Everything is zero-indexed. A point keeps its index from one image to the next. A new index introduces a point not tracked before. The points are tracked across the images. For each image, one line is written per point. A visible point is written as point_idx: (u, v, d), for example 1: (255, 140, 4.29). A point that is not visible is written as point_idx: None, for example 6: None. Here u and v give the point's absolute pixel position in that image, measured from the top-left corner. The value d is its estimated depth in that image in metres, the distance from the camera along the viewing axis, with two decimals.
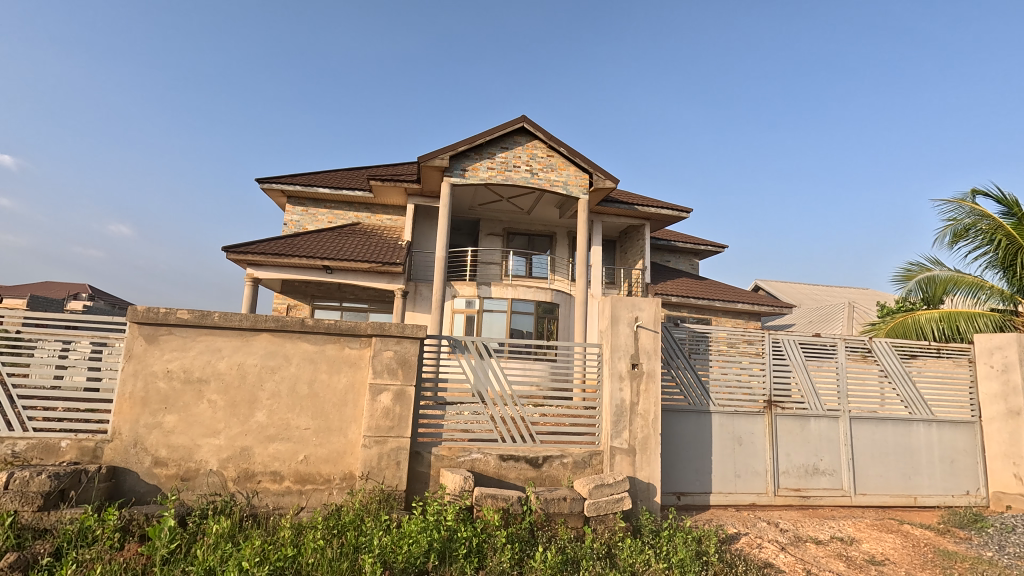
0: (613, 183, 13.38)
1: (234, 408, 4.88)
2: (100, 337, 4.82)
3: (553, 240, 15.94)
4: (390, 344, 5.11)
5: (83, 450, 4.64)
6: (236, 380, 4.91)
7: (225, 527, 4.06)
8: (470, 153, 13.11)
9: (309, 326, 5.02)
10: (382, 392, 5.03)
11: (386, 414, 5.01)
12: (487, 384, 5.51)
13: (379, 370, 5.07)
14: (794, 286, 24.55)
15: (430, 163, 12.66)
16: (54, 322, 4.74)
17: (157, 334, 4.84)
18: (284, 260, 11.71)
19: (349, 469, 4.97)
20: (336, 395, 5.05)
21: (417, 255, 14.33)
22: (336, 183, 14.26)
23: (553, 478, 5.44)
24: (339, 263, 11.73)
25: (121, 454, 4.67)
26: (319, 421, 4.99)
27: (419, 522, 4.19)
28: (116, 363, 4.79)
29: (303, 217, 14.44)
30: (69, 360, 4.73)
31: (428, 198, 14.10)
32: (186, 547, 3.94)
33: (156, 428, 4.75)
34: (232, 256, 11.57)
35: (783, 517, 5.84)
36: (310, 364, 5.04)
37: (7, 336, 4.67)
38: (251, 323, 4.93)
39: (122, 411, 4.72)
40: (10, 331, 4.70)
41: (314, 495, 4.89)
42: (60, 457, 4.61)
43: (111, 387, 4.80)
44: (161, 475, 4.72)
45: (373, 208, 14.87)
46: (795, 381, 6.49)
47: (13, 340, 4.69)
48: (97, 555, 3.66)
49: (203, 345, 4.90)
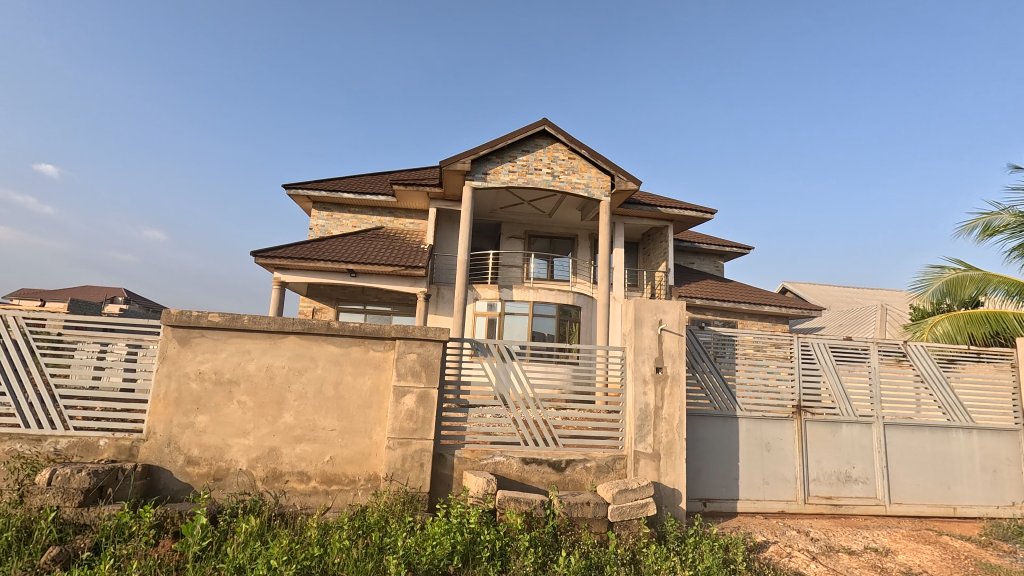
0: (635, 184, 13.27)
1: (262, 409, 4.99)
2: (136, 339, 4.99)
3: (574, 243, 15.89)
4: (414, 346, 5.16)
5: (120, 448, 4.81)
6: (265, 381, 5.02)
7: (254, 526, 4.14)
8: (491, 157, 13.18)
9: (334, 328, 5.10)
10: (406, 394, 5.09)
11: (410, 416, 5.05)
12: (509, 388, 5.52)
13: (403, 373, 5.12)
14: (825, 289, 23.87)
15: (452, 167, 12.75)
16: (92, 324, 4.93)
17: (190, 336, 4.99)
18: (309, 264, 11.94)
19: (374, 470, 5.03)
20: (361, 397, 5.12)
21: (439, 258, 14.47)
22: (360, 188, 14.49)
23: (576, 482, 5.40)
24: (363, 267, 11.89)
25: (155, 452, 4.82)
26: (344, 423, 5.06)
27: (443, 524, 4.21)
28: (151, 364, 4.96)
29: (328, 222, 14.71)
30: (107, 361, 4.91)
31: (449, 202, 14.23)
32: (217, 544, 4.04)
33: (188, 428, 4.89)
34: (260, 261, 11.86)
35: (813, 526, 5.67)
36: (336, 366, 5.12)
37: (50, 338, 4.87)
38: (279, 326, 5.04)
39: (157, 411, 4.87)
40: (53, 333, 4.89)
41: (340, 496, 4.96)
42: (98, 455, 4.78)
43: (146, 388, 4.95)
44: (193, 474, 4.85)
45: (396, 212, 15.06)
46: (826, 385, 6.32)
47: (55, 341, 4.89)
48: (134, 550, 3.79)
49: (234, 347, 5.03)
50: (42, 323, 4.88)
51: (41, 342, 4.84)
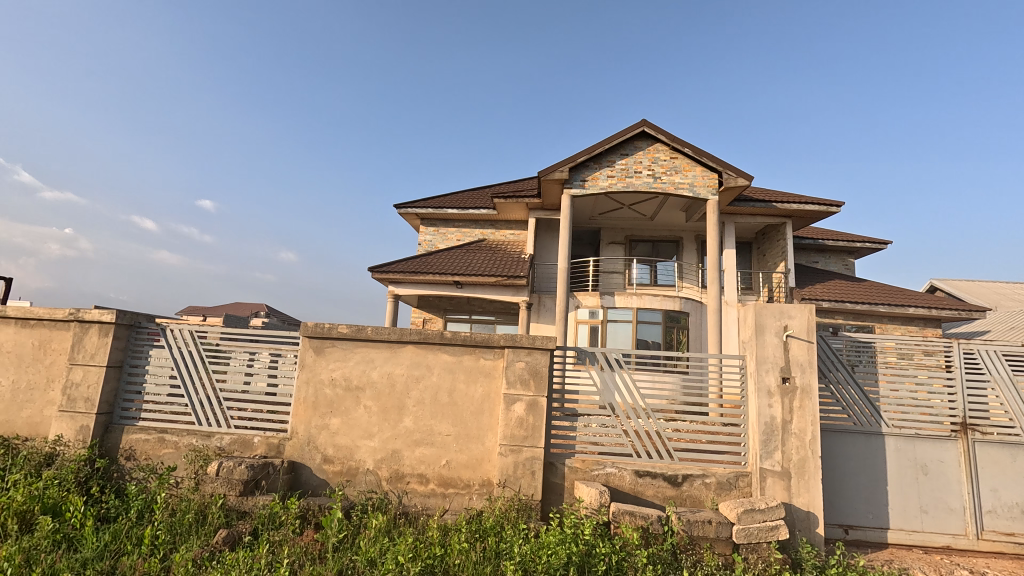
0: (746, 180, 12.39)
1: (386, 414, 5.37)
2: (276, 349, 5.66)
3: (679, 246, 15.22)
4: (522, 355, 5.25)
5: (271, 445, 5.42)
6: (387, 388, 5.41)
7: (382, 523, 4.46)
8: (589, 163, 13.09)
9: (447, 338, 5.36)
10: (516, 402, 5.18)
11: (520, 424, 5.13)
12: (613, 398, 5.40)
13: (513, 381, 5.22)
14: (987, 286, 20.37)
15: (550, 177, 12.86)
16: (244, 336, 5.65)
17: (323, 346, 5.53)
18: (420, 277, 12.69)
19: (487, 476, 5.17)
20: (473, 404, 5.30)
21: (540, 267, 14.63)
22: (463, 204, 15.15)
23: (695, 498, 5.11)
24: (468, 278, 12.37)
25: (298, 450, 5.38)
26: (459, 429, 5.28)
27: (557, 533, 4.20)
28: (290, 371, 5.59)
29: (435, 237, 15.56)
30: (255, 368, 5.61)
31: (548, 211, 14.35)
32: (351, 537, 4.41)
33: (324, 429, 5.40)
34: (377, 276, 12.85)
35: (991, 566, 4.80)
36: (450, 374, 5.37)
37: (211, 348, 5.65)
38: (398, 336, 5.41)
39: (299, 413, 5.44)
40: (213, 343, 5.67)
41: (456, 499, 5.17)
42: (253, 451, 5.42)
43: (286, 392, 5.56)
44: (329, 472, 5.34)
45: (497, 225, 15.51)
46: (999, 400, 5.36)
47: (215, 351, 5.66)
48: (284, 537, 4.25)
49: (360, 356, 5.48)
50: (204, 335, 5.66)
51: (205, 352, 5.62)
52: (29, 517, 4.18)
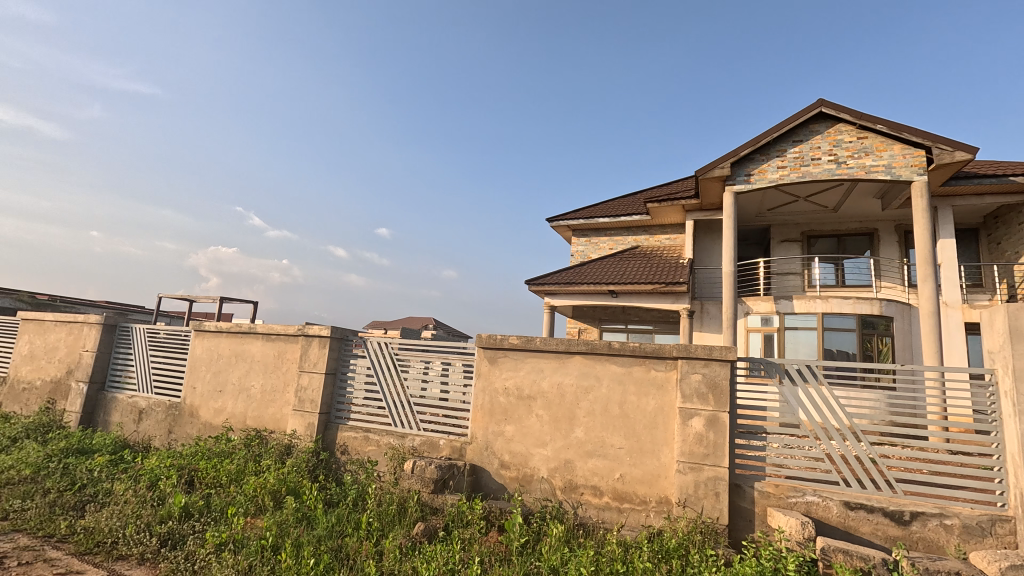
0: (967, 153, 10.13)
1: (557, 423, 5.43)
2: (447, 358, 6.12)
3: (873, 239, 13.02)
4: (698, 366, 4.92)
5: (454, 448, 5.80)
6: (558, 398, 5.48)
7: (562, 532, 4.50)
8: (755, 156, 11.94)
9: (616, 348, 5.27)
10: (693, 417, 4.86)
11: (700, 440, 4.79)
12: (797, 414, 4.79)
13: (689, 394, 4.91)
14: None
15: (710, 175, 12.01)
16: (422, 346, 6.19)
17: (496, 356, 5.81)
18: (575, 287, 12.77)
19: (665, 494, 4.92)
20: (647, 417, 5.11)
21: (701, 272, 13.70)
22: (615, 212, 14.93)
23: (929, 542, 4.22)
24: (624, 286, 12.08)
25: (478, 454, 5.68)
26: (632, 442, 5.12)
27: (754, 565, 3.81)
28: (460, 379, 6.01)
29: (587, 247, 15.58)
30: (430, 375, 6.12)
31: (708, 212, 13.41)
32: (533, 543, 4.53)
33: (500, 435, 5.64)
34: (533, 288, 13.28)
35: None
36: (620, 385, 5.25)
37: (392, 358, 6.28)
38: (566, 347, 5.47)
39: (477, 420, 5.76)
40: (393, 353, 6.29)
41: (633, 515, 5.00)
42: (440, 452, 5.82)
43: (456, 399, 6.00)
44: (506, 477, 5.54)
45: (651, 230, 14.96)
46: None
47: (395, 360, 6.28)
48: (473, 535, 4.54)
49: (530, 366, 5.65)
50: (387, 346, 6.32)
51: (389, 361, 6.28)
52: (279, 496, 5.16)
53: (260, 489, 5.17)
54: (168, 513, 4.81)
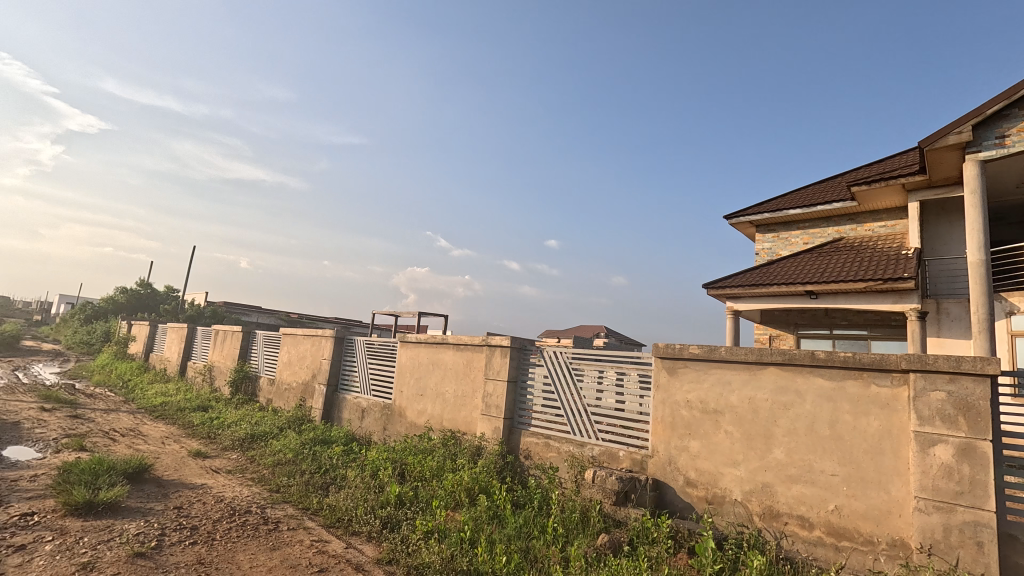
0: None
1: (751, 442, 4.82)
2: (620, 368, 5.86)
3: None
4: (939, 383, 3.98)
5: (635, 461, 5.49)
6: (750, 414, 4.87)
7: (763, 565, 4.00)
8: (1011, 111, 9.30)
9: (821, 359, 4.56)
10: (936, 444, 3.93)
11: (949, 474, 3.85)
12: None
13: (928, 416, 4.00)
14: None
15: (941, 143, 9.70)
16: (596, 356, 6.12)
17: (676, 367, 5.40)
18: (763, 289, 11.41)
19: (900, 535, 4.05)
20: (868, 440, 4.29)
21: (934, 265, 11.15)
22: (809, 201, 13.02)
23: None
24: (826, 285, 10.38)
25: (660, 469, 5.29)
26: (849, 469, 4.35)
27: None
28: (635, 389, 5.69)
29: (775, 243, 13.91)
30: (604, 385, 5.94)
31: (941, 189, 10.84)
32: (729, 572, 4.14)
33: (684, 451, 5.18)
34: (713, 293, 12.29)
35: None
36: (829, 402, 4.51)
37: (566, 366, 6.31)
38: (757, 357, 4.87)
39: (658, 432, 5.38)
40: (567, 362, 6.33)
41: (855, 556, 4.21)
42: (620, 464, 5.58)
43: (633, 409, 5.69)
44: (693, 495, 5.06)
45: (858, 218, 12.67)
46: None
47: (570, 369, 6.29)
48: (661, 555, 4.30)
49: (716, 378, 5.13)
50: (561, 355, 6.40)
51: (564, 369, 6.32)
52: (473, 494, 5.64)
53: (457, 485, 5.72)
54: (386, 499, 5.63)
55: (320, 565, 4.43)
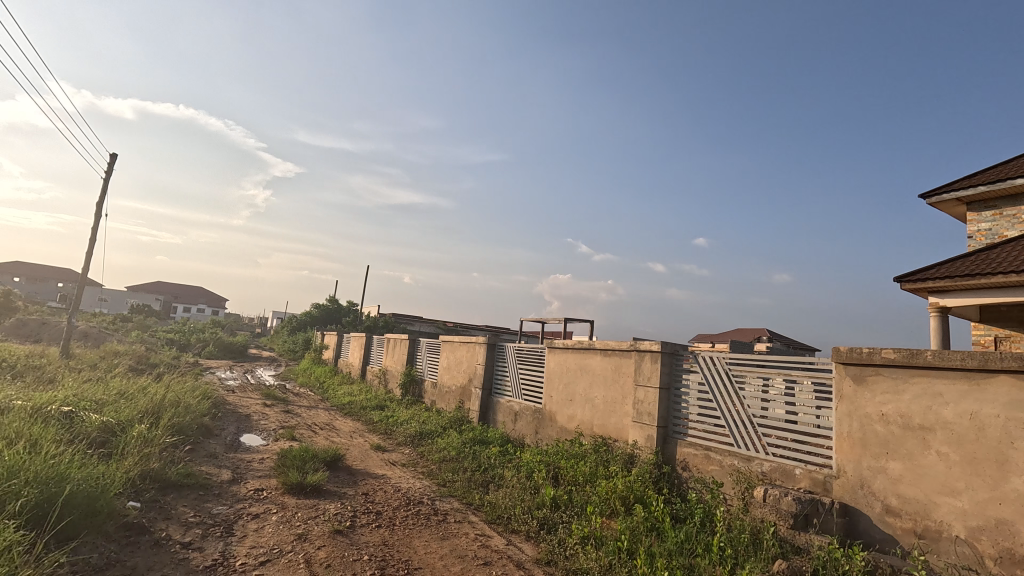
0: None
1: (977, 467, 3.73)
2: (789, 375, 5.16)
3: None
4: None
5: (815, 481, 4.73)
6: (973, 433, 3.78)
7: None
8: None
9: None
10: None
11: None
12: None
13: None
14: None
15: None
16: (759, 362, 5.49)
17: (864, 374, 4.46)
18: None
19: None
20: None
21: None
22: None
23: None
24: None
25: (849, 492, 4.44)
26: None
27: None
28: (808, 400, 4.95)
29: None
30: (770, 394, 5.31)
31: None
32: None
33: (881, 473, 4.25)
34: None
35: None
36: None
37: (724, 374, 5.81)
38: (981, 362, 3.75)
39: (844, 450, 4.54)
40: (724, 369, 5.83)
41: None
42: (797, 483, 4.87)
43: (808, 421, 4.94)
44: (897, 527, 4.12)
45: None
46: None
47: (728, 376, 5.78)
48: None
49: (921, 389, 4.09)
50: (717, 362, 5.92)
51: (721, 377, 5.83)
52: (628, 502, 5.50)
53: (612, 493, 5.64)
54: (542, 501, 5.78)
55: (484, 558, 4.71)
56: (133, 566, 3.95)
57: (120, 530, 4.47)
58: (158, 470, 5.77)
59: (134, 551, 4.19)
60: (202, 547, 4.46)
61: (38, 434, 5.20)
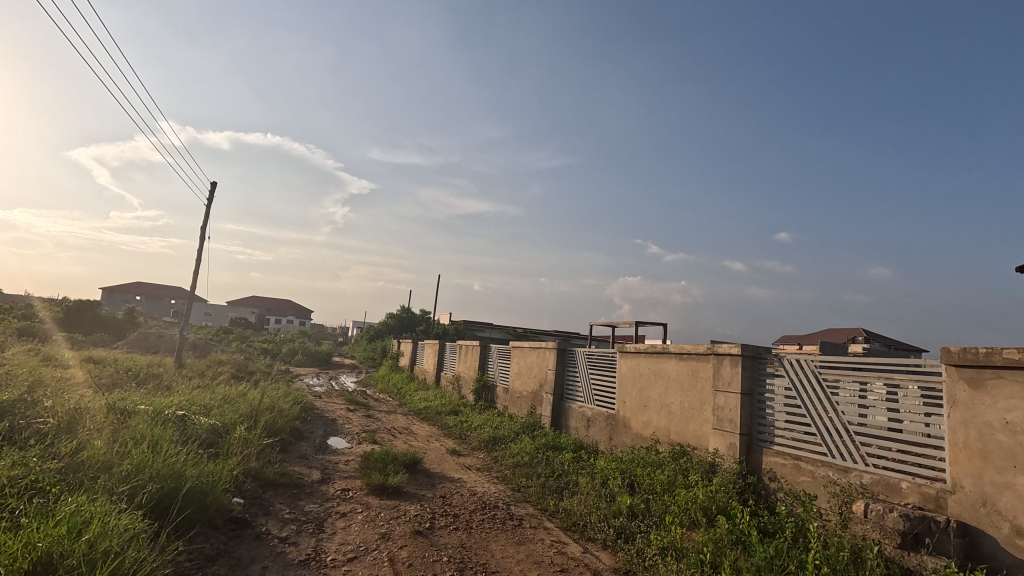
0: None
1: None
2: (891, 379, 4.69)
3: None
4: None
5: (926, 496, 4.26)
6: None
7: None
8: None
9: None
10: None
11: None
12: None
13: None
14: None
15: None
16: (857, 365, 5.05)
17: (982, 378, 3.97)
18: None
19: None
20: None
21: None
22: None
23: None
24: None
25: (969, 510, 3.95)
26: None
27: None
28: (915, 406, 4.47)
29: None
30: (870, 400, 4.87)
31: None
32: None
33: (1009, 489, 3.74)
34: None
35: None
36: None
37: (814, 378, 5.40)
38: None
39: (960, 462, 4.05)
40: (813, 373, 5.43)
41: None
42: (904, 498, 4.42)
43: (914, 430, 4.47)
44: None
45: None
46: None
47: (818, 381, 5.37)
48: None
49: None
50: (805, 366, 5.52)
51: (811, 381, 5.43)
52: (710, 513, 5.26)
53: (691, 503, 5.42)
54: (618, 509, 5.66)
55: (561, 564, 4.68)
56: (239, 557, 4.32)
57: (227, 523, 4.91)
58: (257, 468, 6.31)
59: (239, 543, 4.58)
60: (297, 542, 4.79)
61: (159, 435, 5.84)
